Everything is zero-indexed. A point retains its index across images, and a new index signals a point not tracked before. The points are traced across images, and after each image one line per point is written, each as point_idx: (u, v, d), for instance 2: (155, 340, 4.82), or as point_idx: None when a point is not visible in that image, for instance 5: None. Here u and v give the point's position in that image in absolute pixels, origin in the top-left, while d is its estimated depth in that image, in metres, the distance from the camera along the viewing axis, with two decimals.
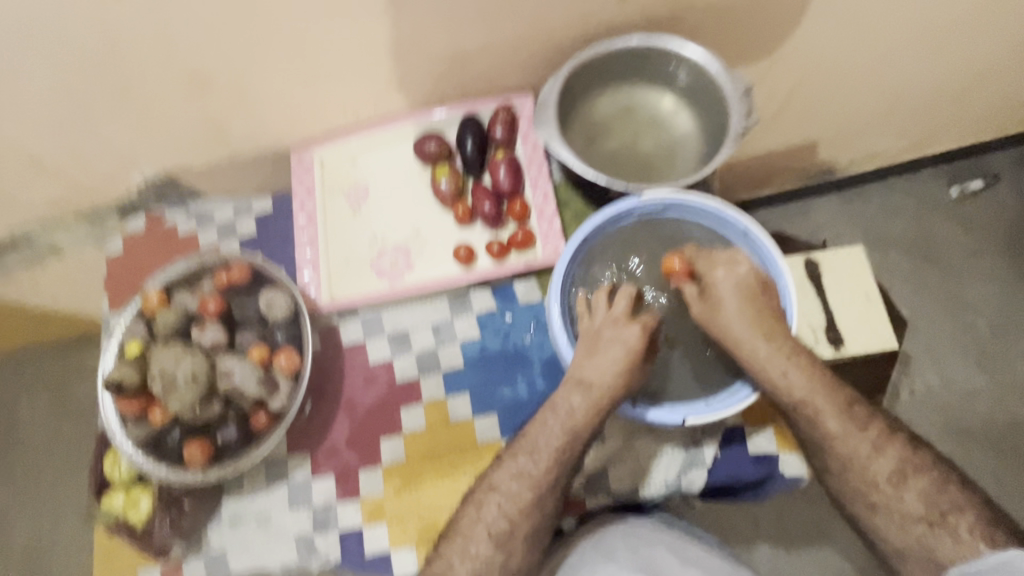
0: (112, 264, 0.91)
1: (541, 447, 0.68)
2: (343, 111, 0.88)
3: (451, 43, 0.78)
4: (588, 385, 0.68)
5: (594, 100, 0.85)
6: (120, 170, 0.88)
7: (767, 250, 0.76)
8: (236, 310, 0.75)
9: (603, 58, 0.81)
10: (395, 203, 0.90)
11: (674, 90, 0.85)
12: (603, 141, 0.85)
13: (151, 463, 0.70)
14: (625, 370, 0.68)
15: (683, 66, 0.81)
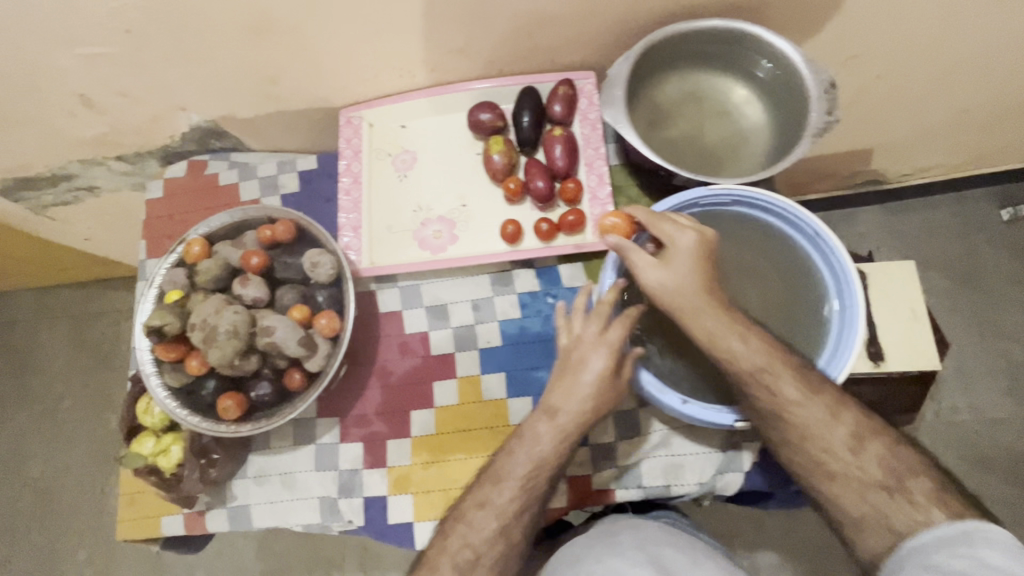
0: (152, 210, 0.93)
1: (510, 476, 0.63)
2: (399, 71, 0.82)
3: (527, 4, 0.70)
4: (554, 412, 0.63)
5: (661, 82, 0.77)
6: (169, 114, 0.86)
7: (830, 255, 0.67)
8: (278, 266, 0.73)
9: (681, 39, 0.72)
10: (443, 172, 0.85)
11: (751, 81, 0.75)
12: (665, 127, 0.77)
13: (187, 411, 0.71)
14: (597, 396, 0.63)
15: (769, 56, 0.71)
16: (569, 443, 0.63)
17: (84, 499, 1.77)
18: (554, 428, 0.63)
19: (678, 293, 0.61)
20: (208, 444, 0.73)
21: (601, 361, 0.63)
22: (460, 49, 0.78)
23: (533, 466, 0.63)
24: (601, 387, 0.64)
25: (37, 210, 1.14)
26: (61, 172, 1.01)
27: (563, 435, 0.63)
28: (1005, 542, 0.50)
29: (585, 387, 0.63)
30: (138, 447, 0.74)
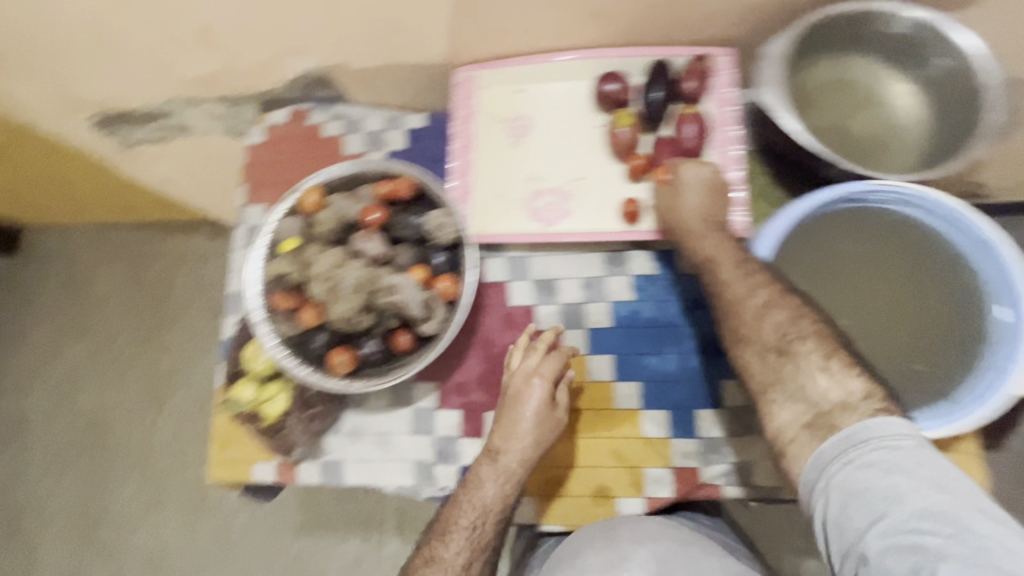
0: (254, 154, 0.92)
1: (455, 528, 0.66)
2: (526, 34, 0.79)
3: None
4: (499, 459, 0.68)
5: (818, 64, 0.72)
6: (283, 60, 0.84)
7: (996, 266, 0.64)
8: (396, 224, 0.71)
9: (855, 19, 0.67)
10: (559, 142, 0.82)
11: (915, 78, 0.71)
12: (813, 113, 0.71)
13: (297, 362, 0.69)
14: (537, 429, 0.68)
15: (946, 53, 0.67)
16: (512, 485, 0.68)
17: (131, 435, 1.79)
18: (497, 470, 0.68)
19: (690, 222, 0.70)
20: (312, 398, 0.74)
21: (541, 389, 0.69)
22: (599, 13, 0.74)
23: (476, 514, 0.66)
24: (544, 421, 0.69)
25: (124, 145, 1.12)
26: (158, 110, 0.99)
27: (507, 478, 0.67)
28: (898, 439, 0.50)
29: (526, 427, 0.68)
30: (237, 393, 0.74)
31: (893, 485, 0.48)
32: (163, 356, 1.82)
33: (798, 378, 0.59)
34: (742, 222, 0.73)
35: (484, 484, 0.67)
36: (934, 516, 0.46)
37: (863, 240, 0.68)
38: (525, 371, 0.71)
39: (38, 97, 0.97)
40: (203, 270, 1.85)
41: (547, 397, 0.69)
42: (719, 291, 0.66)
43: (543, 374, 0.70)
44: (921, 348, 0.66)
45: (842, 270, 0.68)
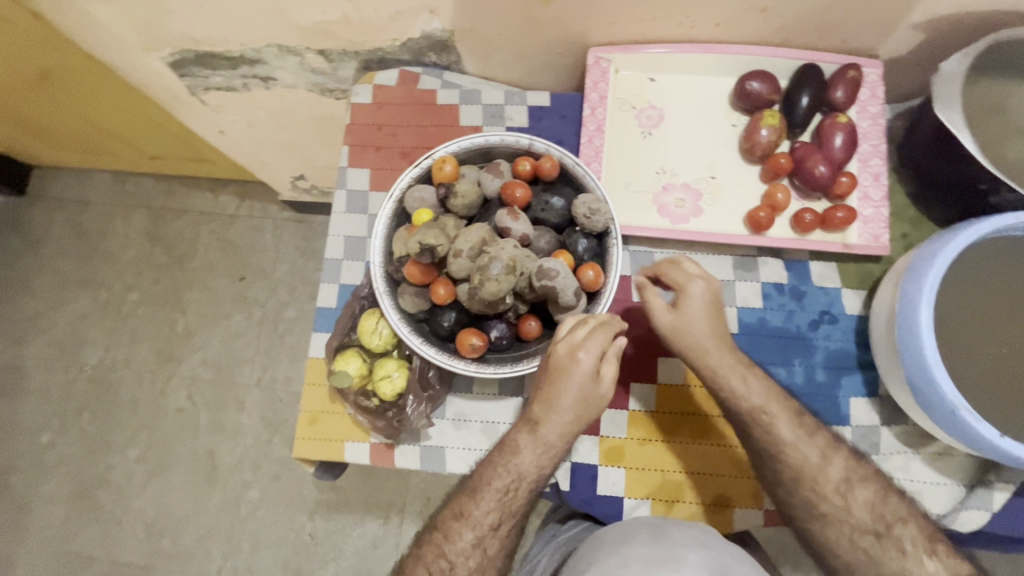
0: (357, 116, 0.85)
1: (488, 487, 0.64)
2: (678, 22, 0.75)
3: None
4: (538, 437, 0.63)
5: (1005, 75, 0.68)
6: (410, 18, 0.79)
7: None
8: (534, 207, 0.69)
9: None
10: (692, 138, 0.79)
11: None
12: (991, 119, 0.68)
13: (421, 340, 0.65)
14: (579, 405, 0.62)
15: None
16: (549, 457, 0.64)
17: (140, 396, 1.63)
18: (536, 441, 0.64)
19: (701, 340, 0.66)
20: (429, 378, 0.71)
21: (586, 363, 0.61)
22: (766, 7, 0.70)
23: (509, 479, 0.64)
24: (585, 397, 0.62)
25: (193, 89, 1.05)
26: (249, 55, 0.92)
27: (542, 454, 0.64)
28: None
29: (568, 403, 0.62)
30: (342, 365, 0.69)
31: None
32: (180, 317, 1.67)
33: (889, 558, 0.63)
34: (882, 239, 0.72)
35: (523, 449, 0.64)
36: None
37: (1010, 280, 0.61)
38: (572, 357, 0.61)
39: (119, 22, 0.87)
40: (229, 231, 1.72)
41: (590, 369, 0.61)
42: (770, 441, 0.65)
43: (589, 349, 0.61)
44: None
45: (981, 311, 0.61)
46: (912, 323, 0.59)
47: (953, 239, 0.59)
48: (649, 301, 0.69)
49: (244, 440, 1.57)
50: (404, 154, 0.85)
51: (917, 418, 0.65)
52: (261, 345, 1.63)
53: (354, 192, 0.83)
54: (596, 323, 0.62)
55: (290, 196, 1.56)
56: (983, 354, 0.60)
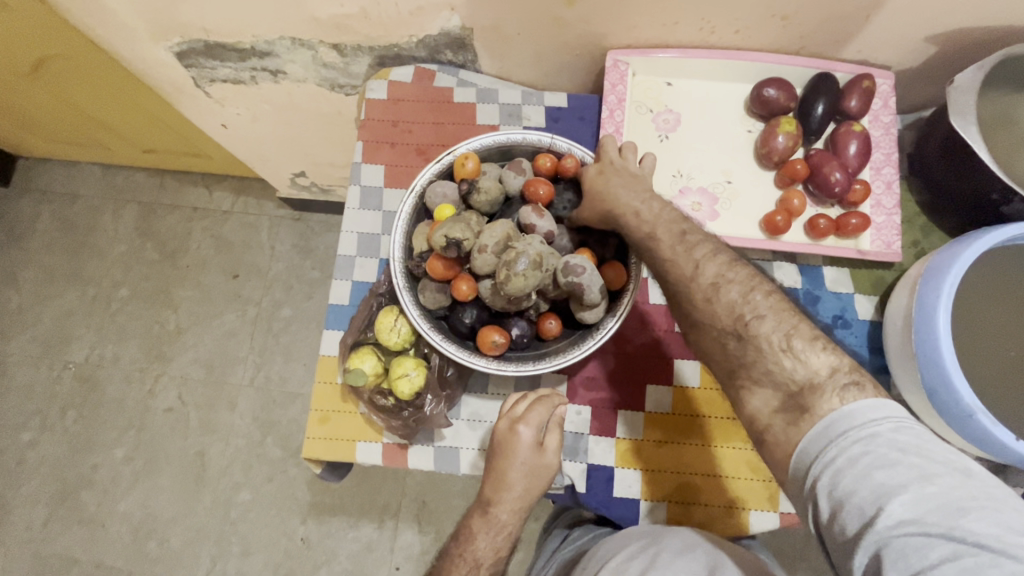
0: (372, 111, 0.84)
1: (466, 557, 0.64)
2: (694, 27, 0.76)
3: None
4: (492, 520, 0.64)
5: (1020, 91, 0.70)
6: (429, 15, 0.78)
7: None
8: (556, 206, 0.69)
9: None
10: (709, 142, 0.80)
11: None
12: (1002, 131, 0.70)
13: (441, 335, 0.64)
14: (528, 478, 0.64)
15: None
16: (505, 537, 0.65)
17: (127, 395, 1.58)
18: (489, 522, 0.65)
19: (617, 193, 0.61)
20: (448, 377, 0.70)
21: (527, 436, 0.63)
22: (786, 14, 0.71)
23: (468, 566, 0.64)
24: (533, 470, 0.64)
25: (199, 81, 1.03)
26: (260, 47, 0.90)
27: (497, 534, 0.64)
28: (883, 436, 0.43)
29: (516, 478, 0.63)
30: (356, 363, 0.67)
31: (882, 490, 0.41)
32: (171, 315, 1.63)
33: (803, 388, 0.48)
34: (895, 244, 0.74)
35: (498, 511, 0.64)
36: (924, 514, 0.40)
37: (1018, 289, 0.63)
38: (513, 435, 0.64)
39: (126, 10, 0.85)
40: (224, 227, 1.68)
41: (532, 439, 0.64)
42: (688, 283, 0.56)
43: (529, 422, 0.64)
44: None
45: (992, 321, 0.62)
46: (930, 330, 0.60)
47: (964, 250, 0.61)
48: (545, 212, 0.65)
49: (236, 441, 1.53)
50: (420, 150, 0.84)
51: (932, 422, 0.66)
52: (256, 344, 1.60)
53: (368, 188, 0.82)
54: (535, 398, 0.66)
55: (289, 193, 1.54)
56: (997, 354, 0.61)
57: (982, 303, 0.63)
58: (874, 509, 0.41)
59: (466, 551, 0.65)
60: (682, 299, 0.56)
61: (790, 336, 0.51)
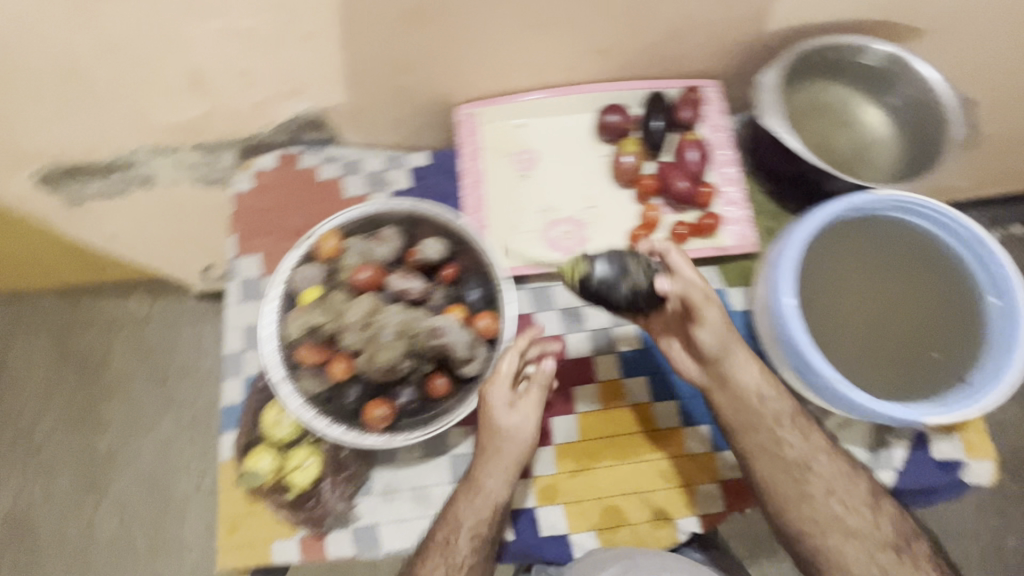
0: (243, 202, 0.85)
1: (459, 528, 0.63)
2: (527, 72, 0.81)
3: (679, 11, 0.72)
4: (475, 492, 0.64)
5: (798, 90, 0.80)
6: (276, 103, 0.81)
7: (868, 202, 0.66)
8: (630, 275, 0.63)
9: (820, 51, 0.76)
10: (567, 173, 0.84)
11: (882, 105, 0.79)
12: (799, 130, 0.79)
13: (328, 420, 0.64)
14: (503, 441, 0.63)
15: (907, 82, 0.76)
16: (490, 505, 0.64)
17: (64, 534, 1.47)
18: (473, 494, 0.64)
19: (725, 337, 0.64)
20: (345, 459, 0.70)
21: (499, 395, 0.63)
22: (603, 49, 0.78)
23: (449, 531, 0.63)
24: (512, 437, 0.63)
25: (70, 202, 1.00)
26: (122, 159, 0.90)
27: (486, 508, 0.64)
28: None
29: (492, 441, 0.64)
30: (254, 465, 0.68)
31: None
32: (100, 438, 1.54)
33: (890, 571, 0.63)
34: (750, 234, 0.78)
35: (486, 482, 0.64)
36: None
37: (859, 254, 0.68)
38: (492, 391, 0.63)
39: None
40: (144, 334, 1.62)
41: (504, 399, 0.63)
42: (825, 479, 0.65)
43: (498, 382, 0.63)
44: (920, 363, 0.65)
45: (841, 290, 0.67)
46: (783, 315, 0.63)
47: (798, 229, 0.65)
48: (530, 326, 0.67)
49: (190, 555, 1.45)
50: (294, 234, 0.84)
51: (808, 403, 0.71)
52: (196, 449, 1.53)
53: (248, 280, 0.82)
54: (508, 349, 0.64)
55: (204, 287, 1.51)
56: (852, 319, 0.66)
57: (828, 280, 0.67)
58: None
59: (444, 526, 0.64)
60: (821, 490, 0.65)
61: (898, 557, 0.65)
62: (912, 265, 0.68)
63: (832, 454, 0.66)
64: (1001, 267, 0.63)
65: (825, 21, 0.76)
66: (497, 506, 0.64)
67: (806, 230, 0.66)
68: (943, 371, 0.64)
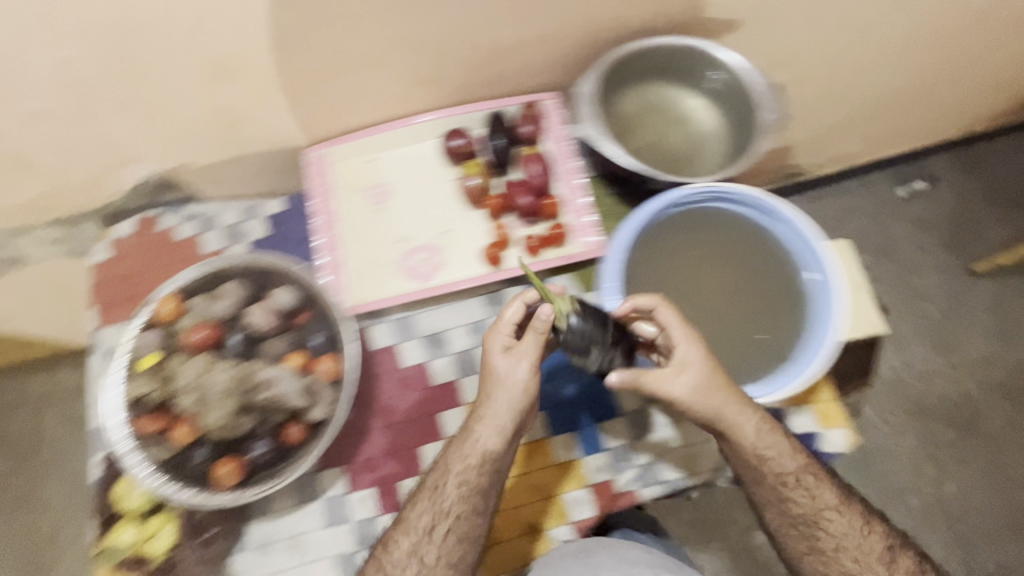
0: (103, 272, 0.85)
1: (448, 477, 0.63)
2: (367, 108, 0.82)
3: (492, 33, 0.73)
4: (471, 439, 0.62)
5: (623, 96, 0.83)
6: (117, 170, 0.81)
7: (685, 198, 0.69)
8: (589, 356, 0.59)
9: (630, 57, 0.78)
10: (420, 201, 0.85)
11: (703, 93, 0.82)
12: (631, 137, 0.83)
13: (177, 486, 0.64)
14: (506, 403, 0.61)
15: (716, 67, 0.78)
16: (489, 467, 0.62)
17: None
18: (469, 451, 0.62)
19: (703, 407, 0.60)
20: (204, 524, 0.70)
21: (497, 342, 0.63)
22: (431, 78, 0.79)
23: (439, 474, 0.64)
24: (511, 400, 0.61)
25: None
26: None
27: (469, 466, 0.62)
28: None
29: (492, 403, 0.62)
30: (116, 538, 0.68)
31: None
32: None
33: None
34: (597, 239, 0.81)
35: (477, 429, 0.62)
36: None
37: (702, 240, 0.71)
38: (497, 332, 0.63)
39: None
40: None
41: (501, 347, 0.62)
42: (821, 523, 0.65)
43: (501, 330, 0.63)
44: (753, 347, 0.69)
45: (674, 284, 0.70)
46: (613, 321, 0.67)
47: (621, 235, 0.69)
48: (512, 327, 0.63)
49: None
50: None
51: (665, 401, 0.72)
52: None
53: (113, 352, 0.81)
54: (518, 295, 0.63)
55: None
56: (693, 303, 0.70)
57: (660, 276, 0.70)
58: None
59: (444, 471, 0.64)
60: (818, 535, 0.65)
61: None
62: (741, 249, 0.72)
63: (848, 507, 0.66)
64: (820, 246, 0.68)
65: (638, 25, 0.78)
66: (495, 467, 0.63)
67: (649, 216, 0.69)
68: (777, 352, 0.67)
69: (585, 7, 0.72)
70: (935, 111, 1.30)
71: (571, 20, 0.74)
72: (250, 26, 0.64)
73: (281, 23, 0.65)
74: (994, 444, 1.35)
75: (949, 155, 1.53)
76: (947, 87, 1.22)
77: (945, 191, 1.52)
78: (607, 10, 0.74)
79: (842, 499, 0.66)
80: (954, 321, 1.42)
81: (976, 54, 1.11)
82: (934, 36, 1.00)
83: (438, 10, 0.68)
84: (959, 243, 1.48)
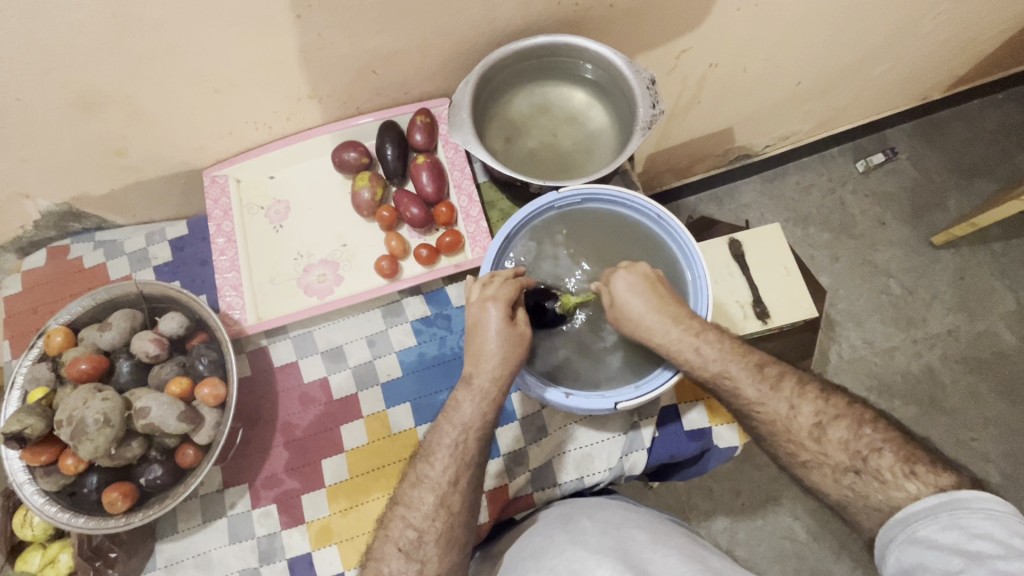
0: (12, 306, 0.87)
1: (439, 447, 0.62)
2: (252, 129, 0.80)
3: (359, 49, 0.70)
4: (475, 387, 0.62)
5: (507, 100, 0.80)
6: (14, 204, 0.83)
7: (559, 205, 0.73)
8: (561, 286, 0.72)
9: (503, 62, 0.75)
10: (319, 215, 0.86)
11: (584, 85, 0.80)
12: (522, 141, 0.81)
13: (70, 513, 0.66)
14: (504, 347, 0.62)
15: (591, 59, 0.76)
16: (490, 403, 0.62)
17: None
18: (474, 392, 0.63)
19: (651, 324, 0.64)
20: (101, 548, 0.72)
21: (496, 313, 0.62)
22: (310, 94, 0.76)
23: (457, 431, 0.62)
24: (507, 340, 0.62)
25: None
26: None
27: (465, 433, 0.62)
28: (991, 509, 0.50)
29: (491, 349, 0.62)
30: (26, 565, 0.74)
31: (946, 527, 0.50)
32: None
33: (885, 492, 0.56)
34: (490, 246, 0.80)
35: (475, 378, 0.62)
36: (961, 547, 0.49)
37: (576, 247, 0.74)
38: (483, 296, 0.64)
39: None
40: None
41: (503, 316, 0.62)
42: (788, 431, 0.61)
43: (498, 299, 0.62)
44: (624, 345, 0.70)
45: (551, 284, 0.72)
46: None
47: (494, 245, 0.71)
48: (495, 307, 0.62)
49: None
50: None
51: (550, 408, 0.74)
52: None
53: None
54: (502, 278, 0.65)
55: None
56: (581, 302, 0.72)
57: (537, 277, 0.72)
58: (937, 537, 0.51)
59: (457, 430, 0.62)
60: (784, 440, 0.62)
61: (910, 463, 0.56)
62: (619, 247, 0.74)
63: (770, 395, 0.63)
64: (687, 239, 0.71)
65: (519, 27, 0.74)
66: (499, 405, 0.63)
67: (520, 222, 0.72)
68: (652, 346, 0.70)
69: (453, 17, 0.68)
70: (886, 78, 1.22)
71: (443, 32, 0.70)
72: (89, 66, 0.62)
73: (122, 59, 0.62)
74: (961, 421, 1.26)
75: (907, 125, 1.46)
76: (892, 57, 1.13)
77: (904, 160, 1.45)
78: (475, 13, 0.69)
79: (765, 390, 0.63)
80: (919, 296, 1.35)
81: (917, 18, 1.02)
82: (862, 6, 0.92)
83: (290, 34, 0.64)
84: (923, 214, 1.41)
